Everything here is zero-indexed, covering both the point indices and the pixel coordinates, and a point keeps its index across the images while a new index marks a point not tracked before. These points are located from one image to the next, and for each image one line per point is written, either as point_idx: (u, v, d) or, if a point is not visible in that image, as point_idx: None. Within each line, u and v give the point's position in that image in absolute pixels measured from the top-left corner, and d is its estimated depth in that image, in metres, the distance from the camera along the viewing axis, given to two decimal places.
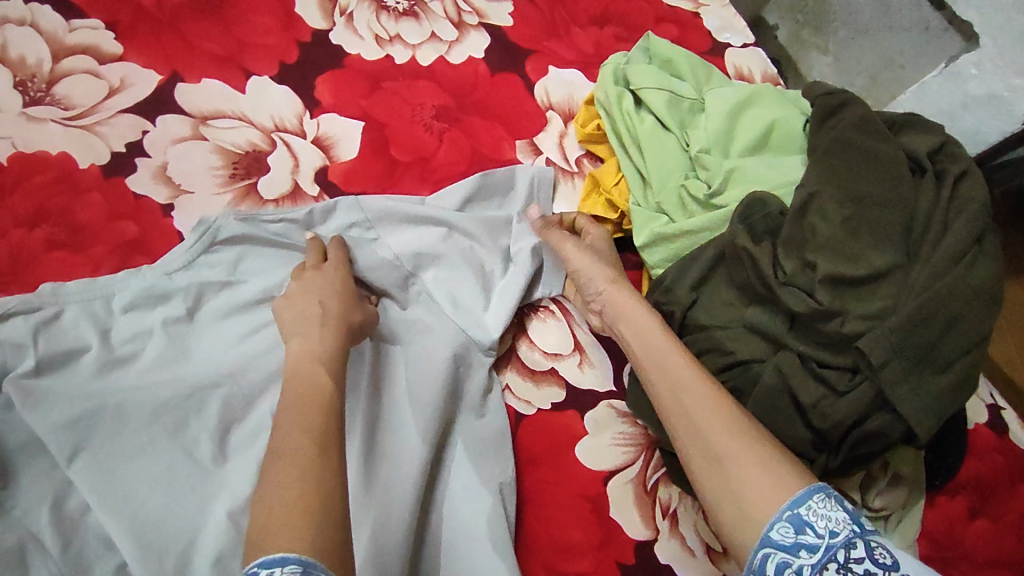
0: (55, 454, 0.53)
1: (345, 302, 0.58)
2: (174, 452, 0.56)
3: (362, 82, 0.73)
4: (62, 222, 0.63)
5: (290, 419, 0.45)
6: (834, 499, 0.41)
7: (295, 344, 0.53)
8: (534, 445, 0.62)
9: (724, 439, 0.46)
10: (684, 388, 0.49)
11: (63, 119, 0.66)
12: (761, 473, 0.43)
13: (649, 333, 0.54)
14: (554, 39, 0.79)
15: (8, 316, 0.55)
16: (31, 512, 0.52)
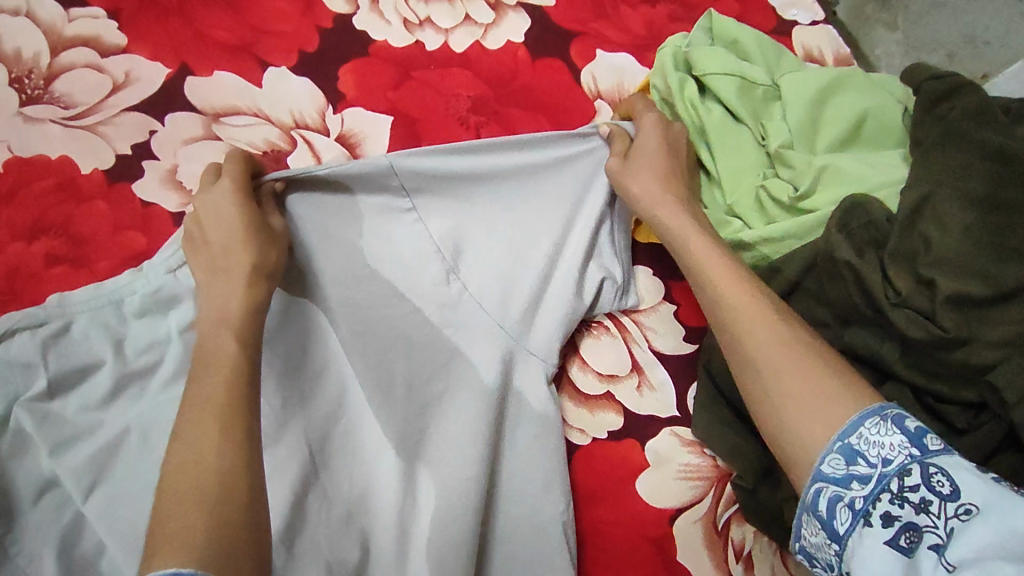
0: (70, 492, 0.48)
1: (241, 239, 0.47)
2: None
3: (390, 73, 0.66)
4: (62, 233, 0.56)
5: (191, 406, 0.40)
6: (891, 422, 0.38)
7: (211, 291, 0.46)
8: (590, 479, 0.54)
9: (773, 355, 0.43)
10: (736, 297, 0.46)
11: (63, 119, 0.60)
12: (810, 389, 0.41)
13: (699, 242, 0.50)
14: (601, 19, 0.71)
15: (14, 333, 0.48)
16: (36, 559, 0.46)
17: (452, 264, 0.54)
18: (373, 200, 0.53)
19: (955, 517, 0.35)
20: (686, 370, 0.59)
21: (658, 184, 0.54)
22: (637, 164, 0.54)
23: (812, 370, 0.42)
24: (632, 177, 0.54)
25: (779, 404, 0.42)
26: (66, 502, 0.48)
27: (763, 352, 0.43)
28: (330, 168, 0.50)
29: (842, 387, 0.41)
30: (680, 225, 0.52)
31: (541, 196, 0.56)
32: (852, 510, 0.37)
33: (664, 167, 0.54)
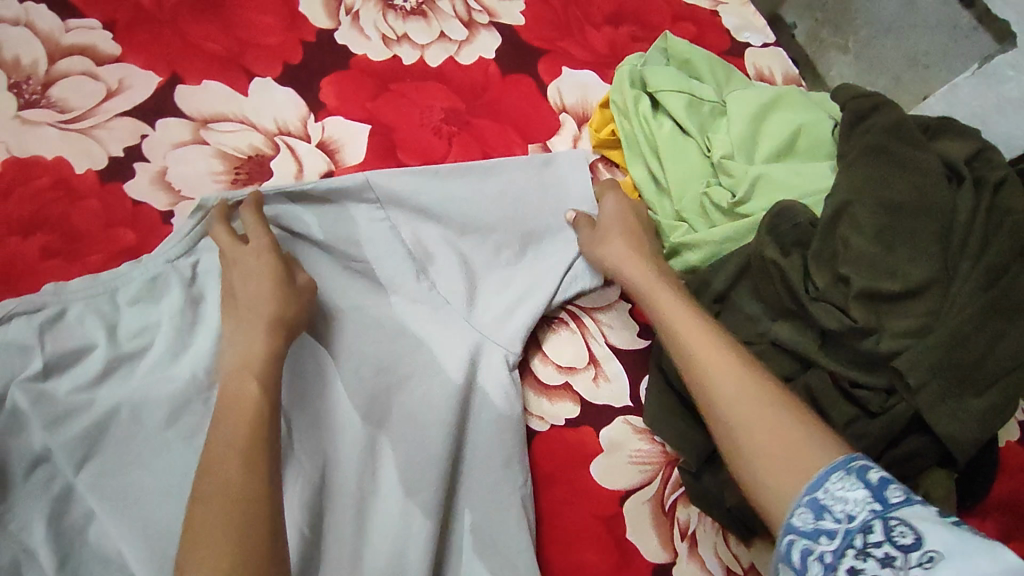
0: (64, 463, 0.53)
1: (271, 288, 0.53)
2: (188, 455, 0.55)
3: (370, 85, 0.70)
4: (57, 230, 0.60)
5: (212, 464, 0.42)
6: (855, 475, 0.39)
7: (239, 338, 0.51)
8: (548, 463, 0.58)
9: (742, 410, 0.45)
10: (706, 358, 0.48)
11: (60, 122, 0.64)
12: (781, 443, 0.42)
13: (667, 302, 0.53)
14: (568, 38, 0.75)
15: (11, 317, 0.54)
16: (29, 526, 0.51)
17: (422, 261, 0.63)
18: (351, 208, 0.63)
19: (919, 566, 0.34)
20: (640, 362, 0.64)
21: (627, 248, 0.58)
22: (605, 228, 0.59)
23: (784, 427, 0.43)
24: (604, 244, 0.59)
25: (751, 457, 0.43)
26: (62, 471, 0.53)
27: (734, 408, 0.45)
28: (321, 182, 0.62)
29: (813, 440, 0.42)
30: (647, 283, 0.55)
31: (504, 206, 0.66)
32: (822, 563, 0.37)
33: (634, 226, 0.59)
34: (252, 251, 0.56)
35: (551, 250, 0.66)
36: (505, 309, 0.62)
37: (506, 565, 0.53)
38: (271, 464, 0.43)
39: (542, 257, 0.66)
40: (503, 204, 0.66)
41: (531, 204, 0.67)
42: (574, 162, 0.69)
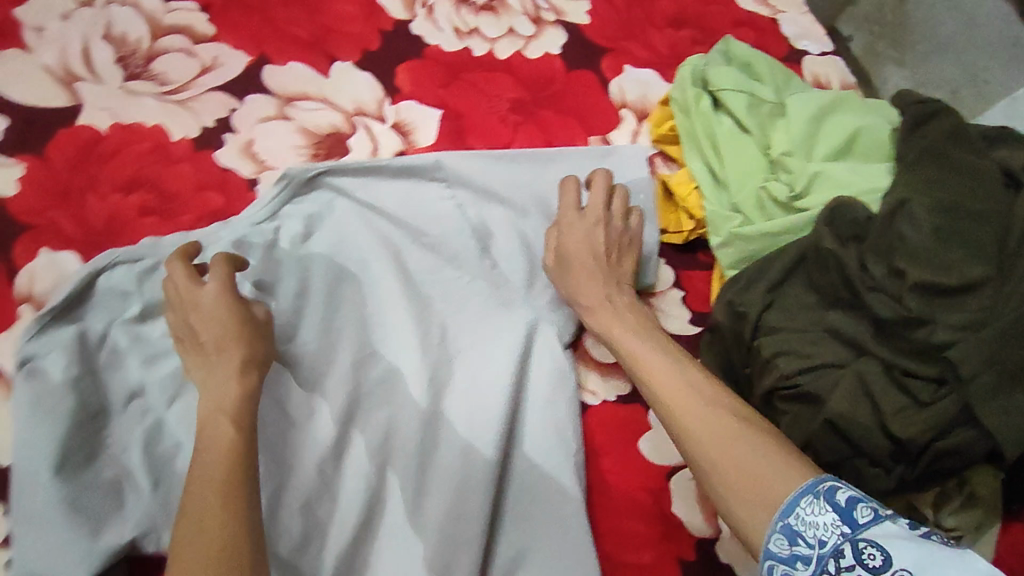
0: (158, 397, 0.58)
1: (237, 333, 0.53)
2: (265, 399, 0.58)
3: (440, 72, 0.74)
4: (154, 189, 0.67)
5: (188, 520, 0.43)
6: (822, 500, 0.42)
7: (209, 389, 0.50)
8: (601, 436, 0.62)
9: (708, 441, 0.48)
10: (672, 395, 0.52)
11: (159, 94, 0.71)
12: (752, 473, 0.45)
13: (635, 342, 0.57)
14: (630, 39, 0.78)
15: (115, 264, 0.61)
16: (127, 449, 0.56)
17: (485, 236, 0.67)
18: (423, 185, 0.68)
19: None
20: (692, 349, 0.66)
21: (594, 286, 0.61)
22: (571, 265, 0.62)
23: (753, 458, 0.46)
24: (573, 283, 0.62)
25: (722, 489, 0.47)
26: (155, 405, 0.58)
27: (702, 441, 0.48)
28: (395, 159, 0.67)
29: (780, 467, 0.45)
30: (612, 317, 0.60)
31: (568, 195, 0.68)
32: None
33: (597, 263, 0.62)
34: (213, 290, 0.54)
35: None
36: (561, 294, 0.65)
37: (555, 521, 0.57)
38: (249, 494, 0.44)
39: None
40: (568, 193, 0.69)
41: None
42: (634, 153, 0.71)
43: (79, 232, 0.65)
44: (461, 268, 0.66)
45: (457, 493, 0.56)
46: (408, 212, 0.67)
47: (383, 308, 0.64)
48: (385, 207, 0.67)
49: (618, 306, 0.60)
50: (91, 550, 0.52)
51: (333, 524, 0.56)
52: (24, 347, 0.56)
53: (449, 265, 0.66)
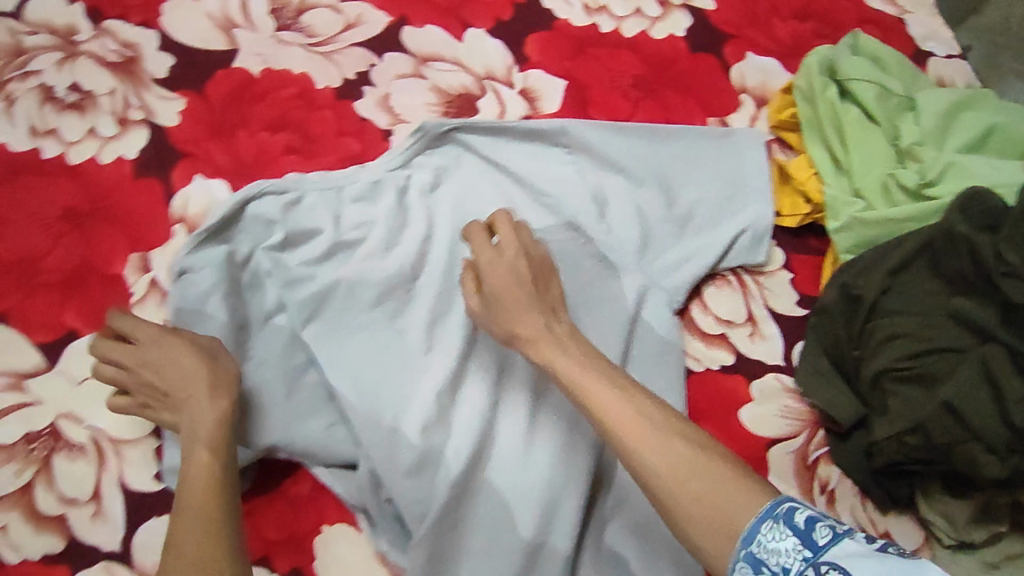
0: (294, 316, 0.64)
1: (191, 362, 0.57)
2: (389, 330, 0.65)
3: (568, 44, 0.76)
4: (298, 131, 0.73)
5: (184, 528, 0.49)
6: (783, 526, 0.43)
7: (193, 423, 0.55)
8: (703, 402, 0.64)
9: (667, 477, 0.46)
10: (629, 430, 0.48)
11: (307, 45, 0.75)
12: (712, 503, 0.45)
13: (581, 372, 0.52)
14: (753, 27, 0.78)
15: (263, 194, 0.67)
16: (268, 359, 0.63)
17: (601, 203, 0.70)
18: (546, 149, 0.71)
19: None
20: (797, 330, 0.68)
21: (529, 313, 0.55)
22: (505, 306, 0.56)
23: (710, 486, 0.46)
24: (510, 316, 0.55)
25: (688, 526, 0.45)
26: (293, 323, 0.64)
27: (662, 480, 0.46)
28: (525, 122, 0.70)
29: (738, 499, 0.45)
30: (555, 350, 0.54)
31: (682, 170, 0.71)
32: None
33: (526, 288, 0.56)
34: (154, 336, 0.58)
35: (723, 218, 0.69)
36: (672, 263, 0.68)
37: None
38: (229, 529, 0.49)
39: (714, 223, 0.69)
40: (682, 169, 0.71)
41: (715, 168, 0.71)
42: (753, 137, 0.72)
43: (230, 163, 0.71)
44: (575, 229, 0.68)
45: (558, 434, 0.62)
46: (529, 171, 0.70)
47: None
48: (510, 165, 0.70)
49: (560, 335, 0.54)
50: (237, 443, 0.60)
51: (449, 443, 0.60)
52: (182, 260, 0.63)
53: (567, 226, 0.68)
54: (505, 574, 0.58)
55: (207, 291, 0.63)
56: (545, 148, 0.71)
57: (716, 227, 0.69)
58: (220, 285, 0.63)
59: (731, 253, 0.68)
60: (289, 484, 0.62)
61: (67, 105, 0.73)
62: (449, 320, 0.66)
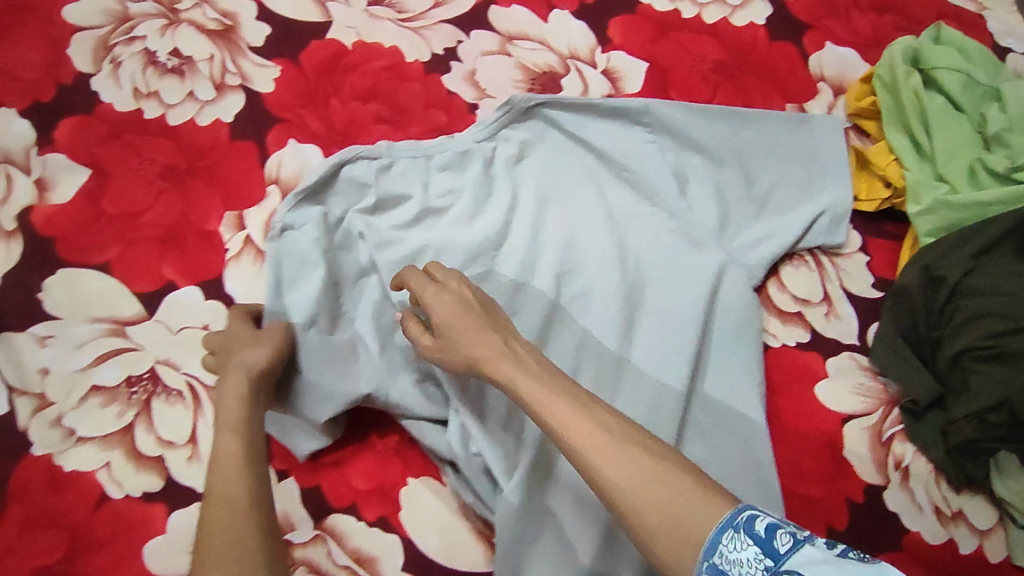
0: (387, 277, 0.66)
1: (247, 344, 0.60)
2: None
3: (650, 28, 0.79)
4: (387, 102, 0.75)
5: (217, 503, 0.47)
6: (743, 534, 0.40)
7: (224, 401, 0.55)
8: (779, 377, 0.66)
9: (627, 493, 0.44)
10: (592, 447, 0.46)
11: (397, 20, 0.78)
12: (677, 519, 0.42)
13: (536, 388, 0.50)
14: (833, 18, 0.80)
15: (358, 159, 0.69)
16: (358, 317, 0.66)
17: (681, 181, 0.71)
18: (628, 127, 0.72)
19: None
20: (871, 311, 0.69)
21: (477, 338, 0.54)
22: (455, 335, 0.55)
23: (674, 500, 0.43)
24: (463, 339, 0.55)
25: (654, 541, 0.42)
26: (386, 283, 0.67)
27: (618, 497, 0.44)
28: (609, 101, 0.72)
29: (698, 508, 0.42)
30: (511, 367, 0.52)
31: (761, 152, 0.73)
32: None
33: (472, 313, 0.56)
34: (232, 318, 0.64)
35: (801, 202, 0.71)
36: (751, 242, 0.69)
37: (725, 443, 0.63)
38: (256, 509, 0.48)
39: (792, 205, 0.71)
40: (761, 152, 0.73)
41: (793, 151, 0.73)
42: (832, 124, 0.74)
43: (322, 129, 0.74)
44: (657, 205, 0.70)
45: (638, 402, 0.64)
46: (612, 148, 0.72)
47: (584, 235, 0.68)
48: (593, 142, 0.72)
49: (518, 353, 0.53)
50: (334, 394, 0.62)
51: None
52: (285, 215, 0.66)
53: (647, 203, 0.70)
54: (587, 531, 0.60)
55: (308, 247, 0.65)
56: (626, 126, 0.73)
57: (795, 208, 0.70)
58: (320, 243, 0.65)
59: (809, 235, 0.70)
60: (379, 436, 0.64)
61: (167, 69, 0.76)
62: (533, 286, 0.67)
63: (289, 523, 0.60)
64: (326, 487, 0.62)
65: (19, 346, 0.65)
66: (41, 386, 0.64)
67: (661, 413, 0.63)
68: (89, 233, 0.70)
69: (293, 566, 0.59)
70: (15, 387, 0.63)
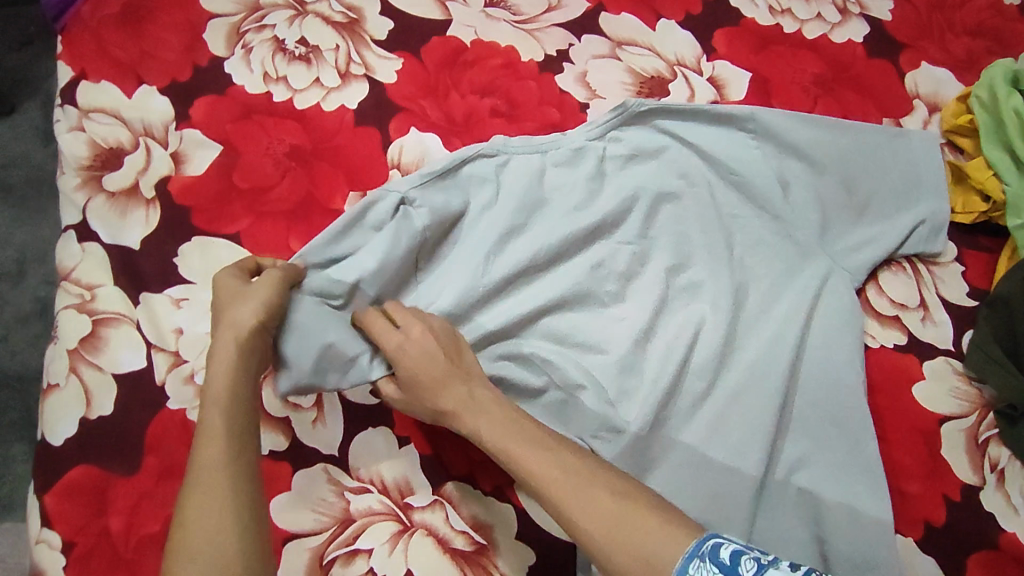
0: (495, 266, 0.68)
1: (239, 302, 0.58)
2: (593, 283, 0.69)
3: (753, 41, 0.83)
4: (504, 97, 0.79)
5: (199, 484, 0.48)
6: (709, 563, 0.44)
7: (214, 368, 0.55)
8: (881, 378, 0.68)
9: (590, 528, 0.48)
10: (556, 489, 0.50)
11: (513, 22, 0.83)
12: (636, 553, 0.46)
13: (504, 435, 0.54)
14: (928, 40, 0.84)
15: (477, 157, 0.71)
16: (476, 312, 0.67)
17: (784, 184, 0.74)
18: (734, 133, 0.76)
19: None
20: (967, 319, 0.71)
21: (439, 383, 0.58)
22: (421, 385, 0.59)
23: (633, 536, 0.47)
24: (428, 392, 0.59)
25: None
26: (491, 269, 0.68)
27: (580, 530, 0.48)
28: (716, 108, 0.75)
29: (659, 540, 0.46)
30: (480, 415, 0.56)
31: (861, 160, 0.75)
32: None
33: (435, 362, 0.59)
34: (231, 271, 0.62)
35: (898, 211, 0.74)
36: (853, 247, 0.73)
37: (826, 435, 0.65)
38: (236, 493, 0.49)
39: (891, 213, 0.74)
40: (860, 158, 0.75)
41: (894, 160, 0.76)
42: (929, 137, 0.77)
43: (442, 120, 0.78)
44: (760, 206, 0.74)
45: (739, 389, 0.66)
46: (721, 150, 0.75)
47: (691, 234, 0.71)
48: (703, 145, 0.75)
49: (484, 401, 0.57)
50: None
51: (641, 387, 0.66)
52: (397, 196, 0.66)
53: (750, 204, 0.74)
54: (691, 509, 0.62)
55: (415, 230, 0.66)
56: (731, 130, 0.76)
57: (892, 218, 0.74)
58: (426, 232, 0.66)
59: (910, 241, 0.73)
60: None
61: (295, 56, 0.80)
62: (645, 275, 0.70)
63: (407, 486, 0.63)
64: (445, 454, 0.64)
65: (156, 306, 0.69)
66: (175, 343, 0.68)
67: (769, 403, 0.65)
68: (220, 204, 0.73)
69: (412, 528, 0.61)
70: (152, 343, 0.67)
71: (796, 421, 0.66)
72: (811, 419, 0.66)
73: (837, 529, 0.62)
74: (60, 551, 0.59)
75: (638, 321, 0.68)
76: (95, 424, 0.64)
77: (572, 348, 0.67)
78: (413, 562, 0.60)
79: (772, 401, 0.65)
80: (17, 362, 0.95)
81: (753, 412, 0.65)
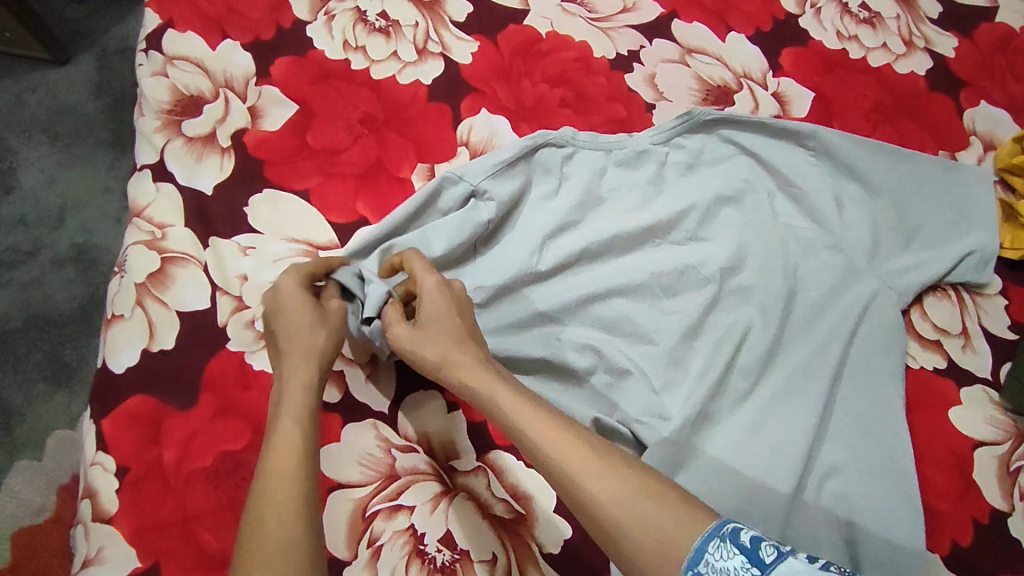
0: (552, 254, 0.70)
1: (312, 318, 0.61)
2: (648, 277, 0.71)
3: (819, 62, 0.85)
4: (573, 90, 0.82)
5: (269, 480, 0.50)
6: (730, 544, 0.43)
7: (287, 382, 0.57)
8: (918, 398, 0.70)
9: (603, 496, 0.47)
10: (570, 455, 0.49)
11: (588, 19, 0.85)
12: (657, 526, 0.45)
13: (519, 399, 0.54)
14: (988, 80, 0.87)
15: (547, 144, 0.73)
16: (532, 296, 0.69)
17: (839, 202, 0.77)
18: (793, 149, 0.78)
19: None
20: (1006, 351, 0.73)
21: (453, 346, 0.57)
22: (434, 332, 0.58)
23: (645, 510, 0.46)
24: (441, 340, 0.57)
25: (628, 547, 0.46)
26: (545, 258, 0.70)
27: (591, 494, 0.48)
28: (781, 121, 0.77)
29: (676, 516, 0.46)
30: (493, 375, 0.56)
31: (915, 188, 0.77)
32: None
33: (454, 322, 0.59)
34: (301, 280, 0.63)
35: (948, 240, 0.76)
36: (900, 269, 0.75)
37: (861, 446, 0.67)
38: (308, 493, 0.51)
39: (940, 242, 0.76)
40: (915, 187, 0.77)
41: (947, 192, 0.78)
42: (984, 172, 0.79)
43: (513, 104, 0.80)
44: (813, 223, 0.76)
45: (779, 392, 0.68)
46: (780, 164, 0.77)
47: (745, 241, 0.73)
48: (765, 156, 0.77)
49: (496, 367, 0.57)
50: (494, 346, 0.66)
51: (685, 380, 0.68)
52: (472, 171, 0.69)
53: (805, 217, 0.76)
54: (727, 502, 0.63)
55: (480, 222, 0.68)
56: (792, 146, 0.78)
57: (942, 246, 0.76)
58: (489, 223, 0.69)
59: (957, 270, 0.75)
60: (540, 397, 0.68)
61: (376, 28, 0.83)
62: (700, 273, 0.72)
63: (453, 451, 0.65)
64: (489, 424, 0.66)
65: (224, 251, 0.71)
66: (239, 289, 0.70)
67: (809, 409, 0.67)
68: (292, 160, 0.75)
69: (454, 491, 0.63)
70: (218, 287, 0.69)
71: (831, 430, 0.68)
72: (847, 429, 0.68)
73: (866, 533, 0.63)
74: (114, 475, 0.61)
75: (687, 317, 0.70)
76: (157, 357, 0.66)
77: (616, 337, 0.69)
78: (453, 523, 0.61)
79: (811, 408, 0.67)
80: (50, 303, 1.02)
81: (792, 417, 0.67)
